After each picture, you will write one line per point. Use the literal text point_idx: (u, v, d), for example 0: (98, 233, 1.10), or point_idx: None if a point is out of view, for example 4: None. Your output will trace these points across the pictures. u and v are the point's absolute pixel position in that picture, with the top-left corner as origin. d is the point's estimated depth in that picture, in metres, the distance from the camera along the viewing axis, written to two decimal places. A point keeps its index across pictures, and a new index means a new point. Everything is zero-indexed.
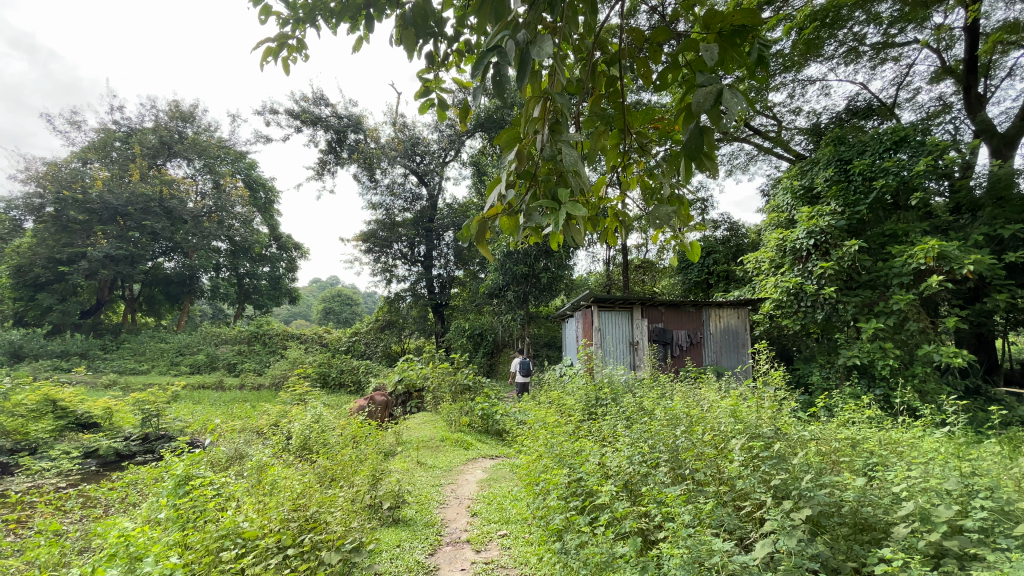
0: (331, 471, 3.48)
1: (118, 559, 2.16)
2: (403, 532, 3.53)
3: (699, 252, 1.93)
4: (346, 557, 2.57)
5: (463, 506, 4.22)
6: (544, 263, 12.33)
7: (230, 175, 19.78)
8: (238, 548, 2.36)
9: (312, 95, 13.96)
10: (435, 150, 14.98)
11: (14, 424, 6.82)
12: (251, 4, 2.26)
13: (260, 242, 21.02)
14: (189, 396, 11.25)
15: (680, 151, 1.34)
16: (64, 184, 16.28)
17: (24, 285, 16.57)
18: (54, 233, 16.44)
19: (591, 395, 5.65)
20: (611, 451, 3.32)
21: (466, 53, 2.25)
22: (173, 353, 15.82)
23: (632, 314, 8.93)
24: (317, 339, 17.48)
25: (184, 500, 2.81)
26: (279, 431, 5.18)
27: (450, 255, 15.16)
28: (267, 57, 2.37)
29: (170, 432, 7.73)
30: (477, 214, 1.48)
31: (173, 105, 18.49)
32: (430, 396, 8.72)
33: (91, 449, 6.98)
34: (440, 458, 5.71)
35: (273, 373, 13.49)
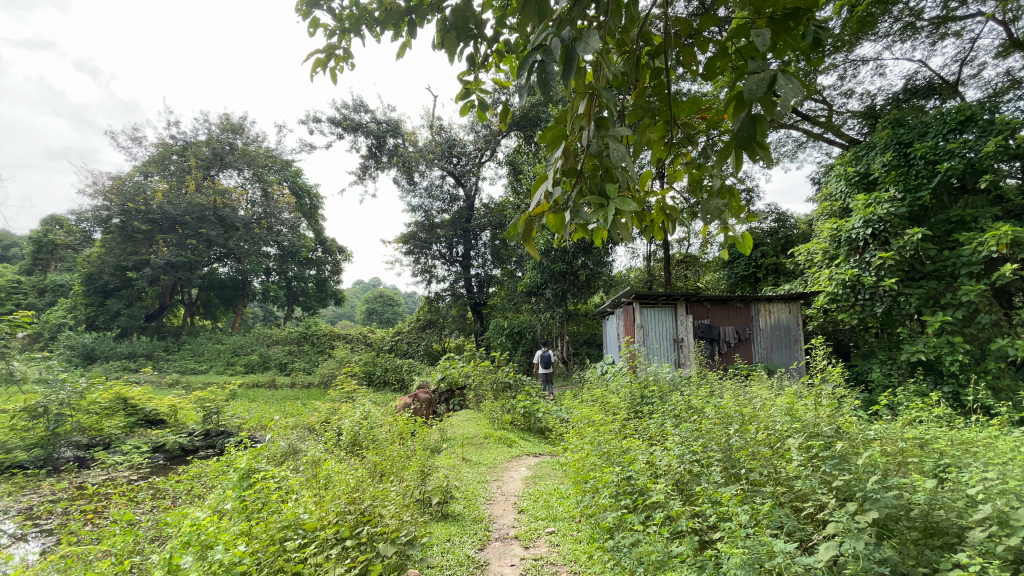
0: (381, 467, 3.60)
1: (192, 546, 2.34)
2: (453, 527, 3.59)
3: (751, 245, 1.87)
4: (401, 549, 2.58)
5: (509, 502, 4.24)
6: (583, 260, 12.22)
7: (277, 183, 20.56)
8: (300, 538, 2.47)
9: (353, 102, 14.36)
10: (471, 151, 15.06)
11: (91, 420, 7.37)
12: (301, 17, 2.37)
13: (307, 246, 21.76)
14: (245, 394, 11.86)
15: (731, 141, 1.31)
16: (128, 197, 17.44)
17: (95, 292, 17.90)
18: (120, 243, 17.67)
19: (635, 394, 5.58)
20: (660, 450, 3.28)
21: (506, 53, 2.26)
22: (229, 353, 16.68)
23: (676, 310, 8.70)
24: (361, 339, 18.00)
25: (249, 492, 2.98)
26: (331, 427, 5.40)
27: (488, 255, 15.29)
28: (317, 68, 2.48)
29: (229, 428, 8.20)
30: (525, 212, 1.51)
31: (224, 118, 19.37)
32: (473, 394, 8.83)
33: (159, 443, 7.47)
34: (484, 455, 5.77)
35: (322, 371, 14.00)
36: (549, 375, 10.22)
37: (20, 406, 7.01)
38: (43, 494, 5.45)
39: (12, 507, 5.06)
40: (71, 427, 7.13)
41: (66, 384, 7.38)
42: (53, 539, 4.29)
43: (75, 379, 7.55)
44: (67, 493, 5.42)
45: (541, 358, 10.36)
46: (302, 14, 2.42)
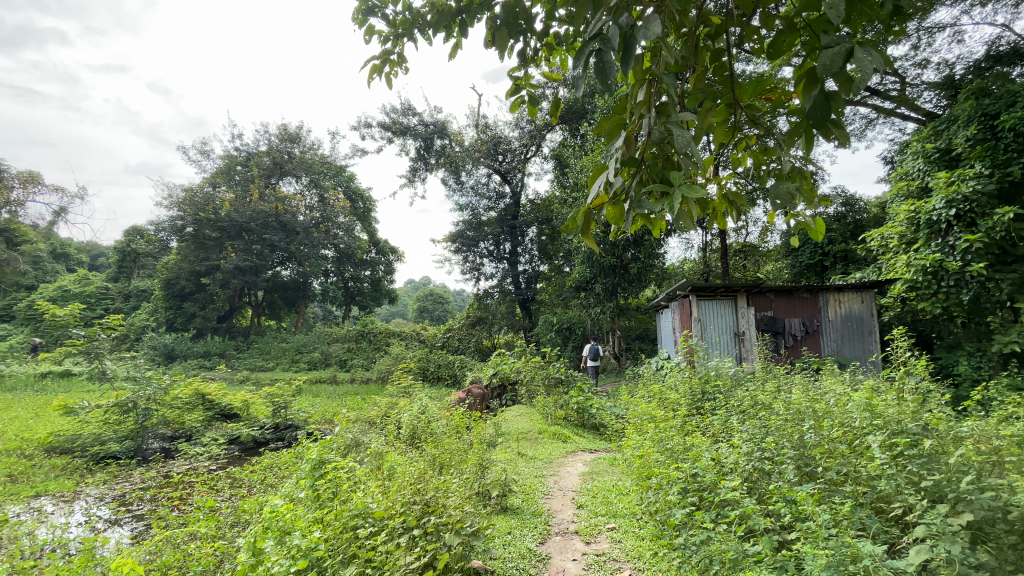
0: (441, 459, 3.71)
1: (273, 531, 2.59)
2: (512, 520, 3.64)
3: (823, 230, 1.80)
4: (465, 540, 2.64)
5: (568, 497, 4.23)
6: (633, 253, 11.92)
7: (333, 188, 21.42)
8: (371, 526, 2.57)
9: (401, 106, 14.74)
10: (516, 147, 15.09)
11: (174, 414, 8.01)
12: (358, 26, 2.46)
13: (361, 248, 22.54)
14: (309, 389, 12.51)
15: (804, 120, 1.27)
16: (199, 207, 18.71)
17: (173, 296, 19.38)
18: (194, 250, 19.01)
19: (695, 390, 5.43)
20: (726, 448, 3.17)
21: (557, 45, 2.25)
22: (293, 352, 17.60)
23: (736, 302, 8.35)
24: (415, 336, 18.52)
25: (322, 482, 3.17)
26: (391, 421, 5.63)
27: (535, 250, 15.30)
28: (373, 74, 2.56)
29: (296, 422, 8.66)
30: (583, 204, 1.53)
31: (282, 128, 20.33)
32: (525, 389, 8.88)
33: (234, 436, 8.00)
34: (539, 450, 5.80)
35: (379, 368, 14.51)
36: (597, 369, 10.27)
37: (114, 401, 7.72)
38: (136, 482, 5.99)
39: (109, 494, 5.57)
40: (157, 420, 7.76)
41: (151, 381, 8.02)
42: (145, 523, 4.70)
43: (159, 376, 8.20)
44: (156, 481, 5.91)
45: (588, 351, 10.50)
46: (357, 22, 2.51)
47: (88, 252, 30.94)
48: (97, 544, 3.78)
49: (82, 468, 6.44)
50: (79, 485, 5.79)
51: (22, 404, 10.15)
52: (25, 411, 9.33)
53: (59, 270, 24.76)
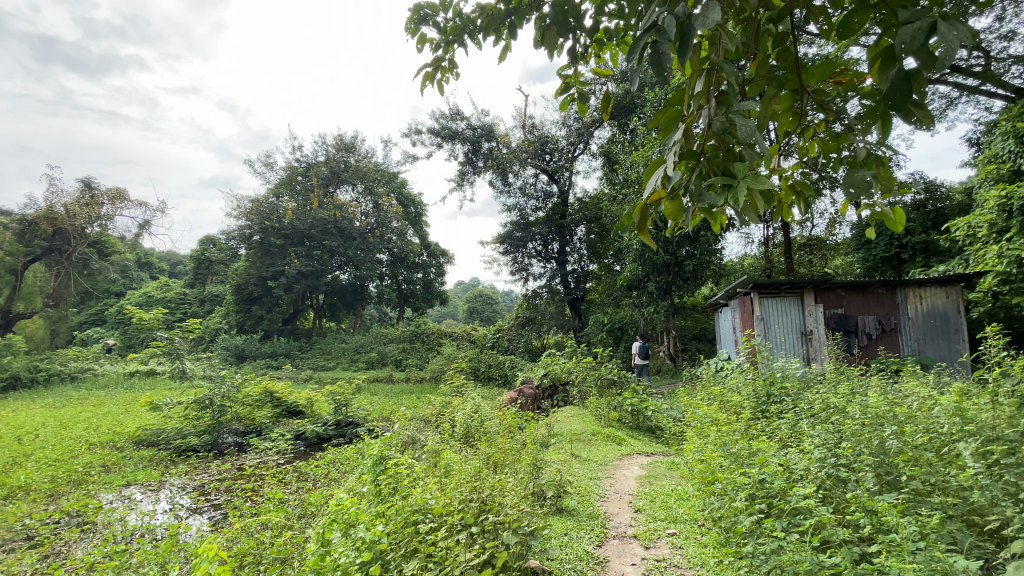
0: (495, 458, 3.77)
1: (339, 523, 2.71)
2: (569, 521, 3.62)
3: (904, 219, 1.68)
4: (523, 539, 2.64)
5: (624, 500, 4.16)
6: (688, 250, 11.55)
7: (386, 194, 22.18)
8: (431, 522, 2.64)
9: (449, 112, 15.02)
10: (564, 146, 15.02)
11: (245, 411, 8.55)
12: (411, 36, 2.55)
13: (413, 252, 23.20)
14: (368, 388, 13.00)
15: (882, 103, 1.20)
16: (265, 216, 19.84)
17: (243, 300, 20.75)
18: (261, 257, 20.25)
19: (760, 393, 5.20)
20: (795, 454, 3.02)
21: (607, 40, 2.24)
22: (352, 352, 18.37)
23: (803, 300, 7.88)
24: (466, 336, 18.82)
25: (383, 477, 3.30)
26: (446, 420, 5.78)
27: (584, 250, 15.17)
28: (426, 81, 2.65)
29: (356, 419, 9.05)
30: (640, 199, 1.53)
31: (338, 139, 21.25)
32: (576, 390, 8.81)
33: (300, 432, 8.45)
34: (594, 451, 5.73)
35: (432, 368, 14.87)
36: (645, 367, 10.16)
37: (192, 398, 8.35)
38: (213, 473, 6.45)
39: (190, 484, 6.05)
40: (231, 416, 8.32)
41: (225, 379, 8.61)
42: (221, 512, 5.03)
43: (232, 375, 8.78)
44: (230, 473, 6.36)
45: (637, 349, 10.43)
46: (409, 32, 2.60)
47: (168, 261, 33.62)
48: (180, 531, 4.10)
49: (166, 460, 7.00)
50: (164, 476, 6.31)
51: (115, 400, 11.17)
52: (117, 407, 10.25)
53: (144, 277, 27.07)
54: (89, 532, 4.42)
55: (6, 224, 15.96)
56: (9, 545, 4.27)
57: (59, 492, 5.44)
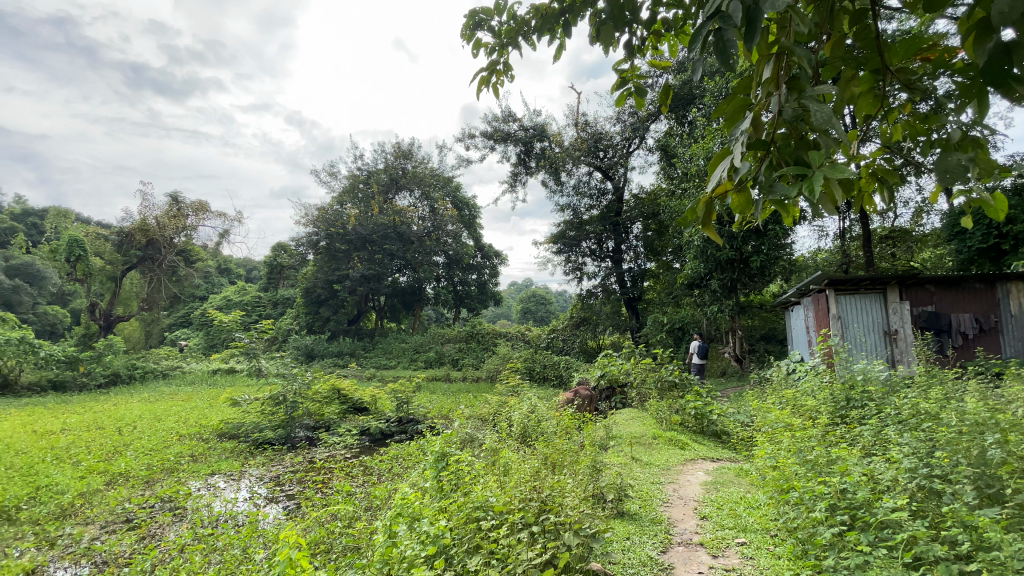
0: (553, 459, 3.80)
1: (404, 517, 2.82)
2: (630, 525, 3.55)
3: (1007, 205, 1.52)
4: (584, 541, 2.60)
5: (689, 507, 4.01)
6: (754, 245, 10.95)
7: (442, 198, 22.75)
8: (492, 519, 2.68)
9: (502, 114, 15.14)
10: (618, 142, 14.75)
11: (316, 406, 9.07)
12: (467, 42, 2.61)
13: (469, 253, 23.63)
14: (427, 386, 13.39)
15: (977, 76, 1.10)
16: (330, 223, 20.93)
17: (311, 303, 22.02)
18: (327, 261, 21.37)
19: (838, 397, 4.87)
20: (881, 464, 2.81)
21: (665, 32, 2.18)
22: (412, 351, 18.98)
23: (886, 297, 7.28)
24: (520, 336, 18.92)
25: (445, 473, 3.40)
26: (504, 419, 5.86)
27: (641, 247, 14.82)
28: (481, 86, 2.71)
29: (416, 416, 9.33)
30: (705, 192, 1.49)
31: (396, 146, 22.02)
32: (635, 392, 8.61)
33: (365, 427, 8.85)
34: (655, 455, 5.57)
35: (488, 367, 15.09)
36: (704, 367, 9.86)
37: (268, 394, 8.93)
38: (286, 465, 6.89)
39: (267, 474, 6.50)
40: (303, 412, 8.85)
41: (297, 377, 9.17)
42: (294, 502, 5.36)
43: (303, 373, 9.33)
44: (302, 466, 6.79)
45: (695, 349, 10.11)
46: (465, 38, 2.66)
47: (245, 267, 36.28)
48: (259, 518, 4.40)
49: (246, 452, 7.54)
50: (245, 466, 6.81)
51: (200, 396, 12.18)
52: (202, 402, 11.18)
53: (223, 282, 29.33)
54: (179, 516, 4.87)
55: (107, 236, 17.95)
56: (113, 524, 4.77)
57: (154, 478, 6.03)
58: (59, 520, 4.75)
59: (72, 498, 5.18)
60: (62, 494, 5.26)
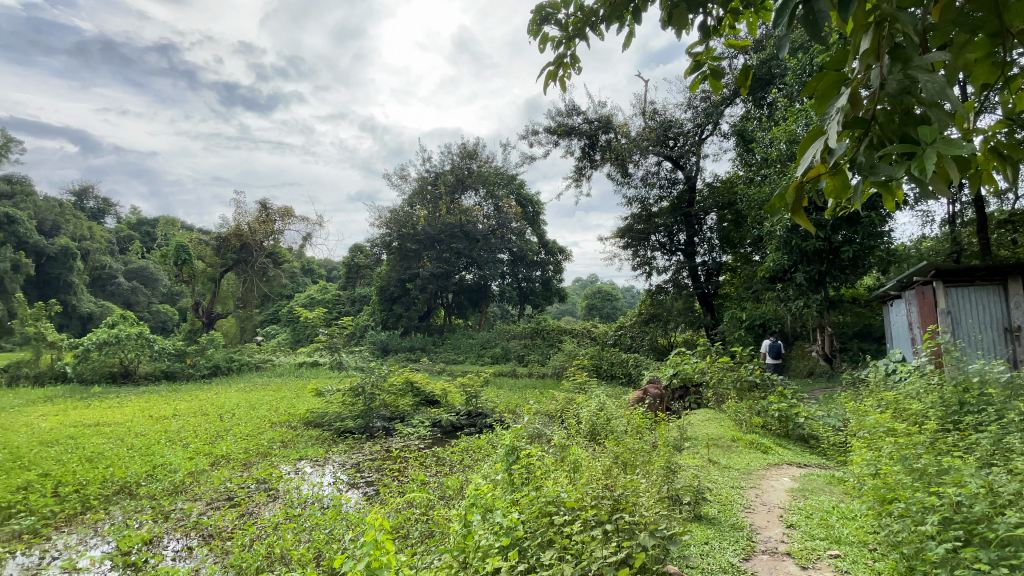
0: (625, 458, 3.77)
1: (479, 506, 2.90)
2: (709, 530, 3.41)
3: None
4: (662, 542, 2.52)
5: (774, 514, 3.77)
6: (845, 234, 10.05)
7: (506, 196, 23.00)
8: (565, 515, 2.70)
9: (566, 108, 15.00)
10: (689, 130, 14.14)
11: (391, 398, 9.56)
12: (534, 39, 2.63)
13: (533, 250, 23.72)
14: (494, 381, 13.67)
15: None
16: (401, 223, 21.92)
17: (385, 300, 23.16)
18: (399, 261, 22.36)
19: (949, 401, 4.38)
20: (1006, 476, 2.50)
21: (743, 10, 2.06)
22: (479, 347, 19.43)
23: (1007, 289, 6.42)
24: (587, 333, 18.68)
25: (516, 467, 3.47)
26: (572, 416, 5.83)
27: (716, 239, 14.12)
28: (549, 81, 2.72)
29: (484, 410, 9.54)
30: (794, 177, 1.41)
31: (462, 147, 22.53)
32: (711, 392, 8.20)
33: (437, 419, 9.22)
34: (735, 459, 5.30)
35: (555, 364, 15.09)
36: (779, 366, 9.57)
37: (348, 386, 9.55)
38: (366, 453, 7.34)
39: (348, 461, 6.95)
40: (379, 403, 9.34)
41: (374, 370, 9.69)
42: (373, 488, 5.69)
43: (380, 366, 9.86)
44: (381, 454, 7.21)
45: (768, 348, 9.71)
46: (531, 34, 2.67)
47: (325, 267, 38.84)
48: (342, 502, 4.73)
49: (329, 440, 8.09)
50: (329, 453, 7.32)
51: (289, 387, 13.25)
52: (290, 392, 12.16)
53: (306, 282, 31.59)
54: (273, 496, 5.35)
55: (207, 242, 19.92)
56: (218, 501, 5.31)
57: (251, 461, 6.66)
58: (173, 496, 5.37)
59: (183, 476, 5.83)
60: (175, 473, 5.92)
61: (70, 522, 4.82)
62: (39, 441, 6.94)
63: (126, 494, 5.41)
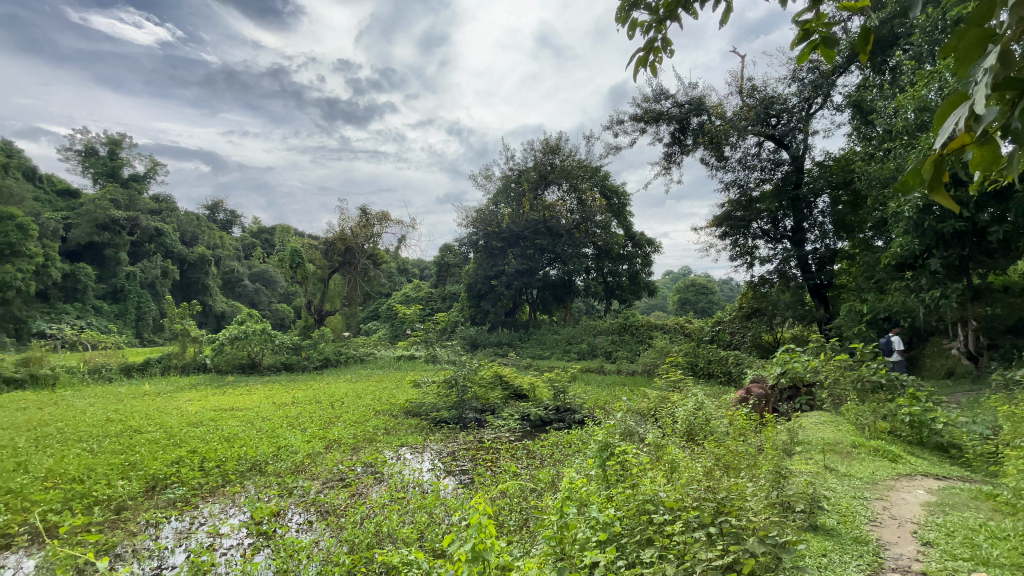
0: (727, 461, 3.61)
1: (574, 500, 2.93)
2: (828, 542, 3.13)
3: None
4: (774, 551, 2.36)
5: (906, 529, 3.36)
6: (995, 212, 8.60)
7: (591, 189, 22.61)
8: (666, 514, 2.65)
9: (653, 93, 14.38)
10: (795, 105, 12.93)
11: (482, 390, 9.87)
12: (622, 26, 2.60)
13: (619, 243, 23.07)
14: (582, 377, 13.60)
15: None
16: (487, 222, 22.66)
17: (474, 297, 23.94)
18: (486, 258, 23.05)
19: None
20: None
21: None
22: (565, 342, 19.33)
23: None
24: (680, 329, 17.82)
25: (610, 464, 3.46)
26: (668, 415, 5.63)
27: (829, 224, 12.79)
28: (639, 67, 2.67)
29: (573, 406, 9.48)
30: (933, 150, 1.25)
31: (544, 142, 22.57)
32: (826, 395, 7.44)
33: (526, 413, 9.39)
34: (857, 467, 4.78)
35: (645, 360, 14.61)
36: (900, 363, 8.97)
37: (443, 378, 10.06)
38: (461, 442, 7.70)
39: (445, 449, 7.34)
40: (471, 395, 9.69)
41: (466, 363, 10.07)
42: (468, 475, 5.96)
43: (470, 360, 10.24)
44: (474, 443, 7.54)
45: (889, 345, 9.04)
46: (619, 21, 2.64)
47: (418, 266, 40.96)
48: (440, 488, 5.03)
49: (426, 428, 8.59)
50: (427, 441, 7.78)
51: (389, 378, 14.24)
52: (390, 383, 13.08)
53: (402, 281, 33.58)
54: (380, 479, 5.83)
55: (317, 246, 22.04)
56: (331, 481, 5.88)
57: (359, 445, 7.28)
58: (294, 474, 6.06)
59: (302, 457, 6.54)
60: (296, 453, 6.66)
61: (214, 494, 5.62)
62: (188, 422, 8.13)
63: (257, 471, 6.19)
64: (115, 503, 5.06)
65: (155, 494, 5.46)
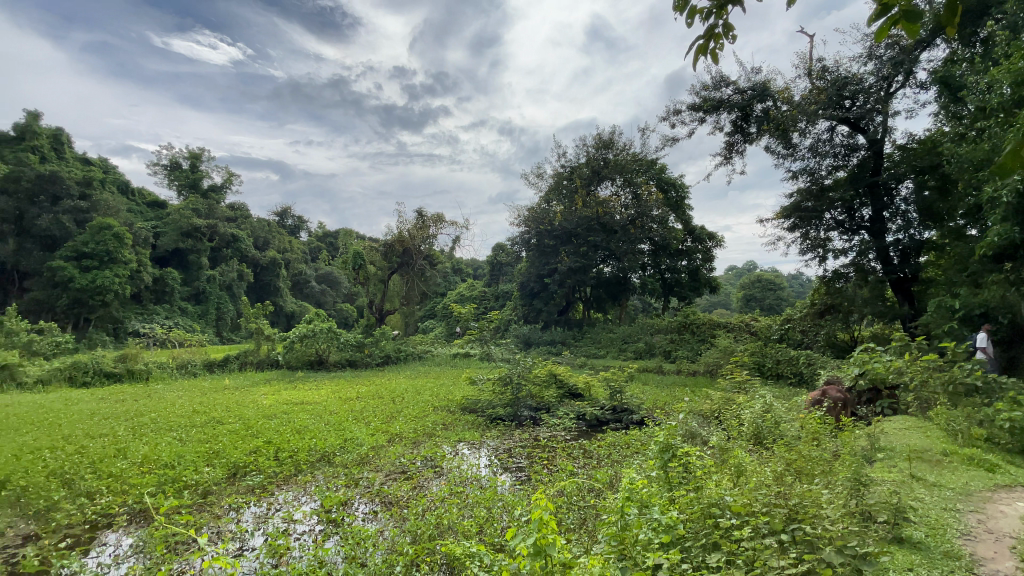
0: (798, 466, 3.45)
1: (634, 499, 2.91)
2: (915, 555, 2.91)
3: None
4: (851, 560, 2.25)
5: (1005, 545, 3.06)
6: None
7: (646, 183, 22.06)
8: (732, 519, 2.59)
9: (712, 80, 13.79)
10: (872, 84, 11.98)
11: (537, 388, 9.90)
12: (681, 15, 2.54)
13: (677, 238, 22.32)
14: (638, 376, 13.32)
15: None
16: (540, 221, 22.70)
17: (528, 295, 24.07)
18: (538, 256, 23.13)
19: None
20: None
21: None
22: (621, 341, 19.00)
23: None
24: (744, 328, 17.01)
25: (671, 466, 3.40)
26: (732, 417, 5.42)
27: (913, 212, 11.79)
28: (699, 56, 2.60)
29: (630, 406, 9.30)
30: None
31: (597, 137, 22.27)
32: (912, 399, 6.86)
33: (581, 412, 9.33)
34: (948, 476, 4.39)
35: (707, 360, 14.07)
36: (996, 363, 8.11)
37: (498, 375, 10.20)
38: (516, 440, 7.80)
39: (502, 445, 7.46)
40: (526, 393, 9.75)
41: (520, 362, 10.15)
42: (525, 472, 6.05)
43: (524, 358, 10.32)
44: (530, 441, 7.62)
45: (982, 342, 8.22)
46: (677, 10, 2.58)
47: (472, 266, 41.79)
48: (497, 484, 5.14)
49: (483, 424, 8.78)
50: (484, 437, 7.94)
51: (446, 375, 14.65)
52: (447, 380, 13.46)
53: (457, 281, 34.33)
54: (440, 473, 6.03)
55: (377, 248, 23.00)
56: (394, 473, 6.16)
57: (420, 439, 7.57)
58: (360, 465, 6.40)
59: (367, 449, 6.89)
60: (361, 446, 7.03)
61: (289, 482, 6.04)
62: (264, 415, 8.77)
63: (326, 461, 6.60)
64: (202, 487, 5.58)
65: (236, 480, 5.96)
